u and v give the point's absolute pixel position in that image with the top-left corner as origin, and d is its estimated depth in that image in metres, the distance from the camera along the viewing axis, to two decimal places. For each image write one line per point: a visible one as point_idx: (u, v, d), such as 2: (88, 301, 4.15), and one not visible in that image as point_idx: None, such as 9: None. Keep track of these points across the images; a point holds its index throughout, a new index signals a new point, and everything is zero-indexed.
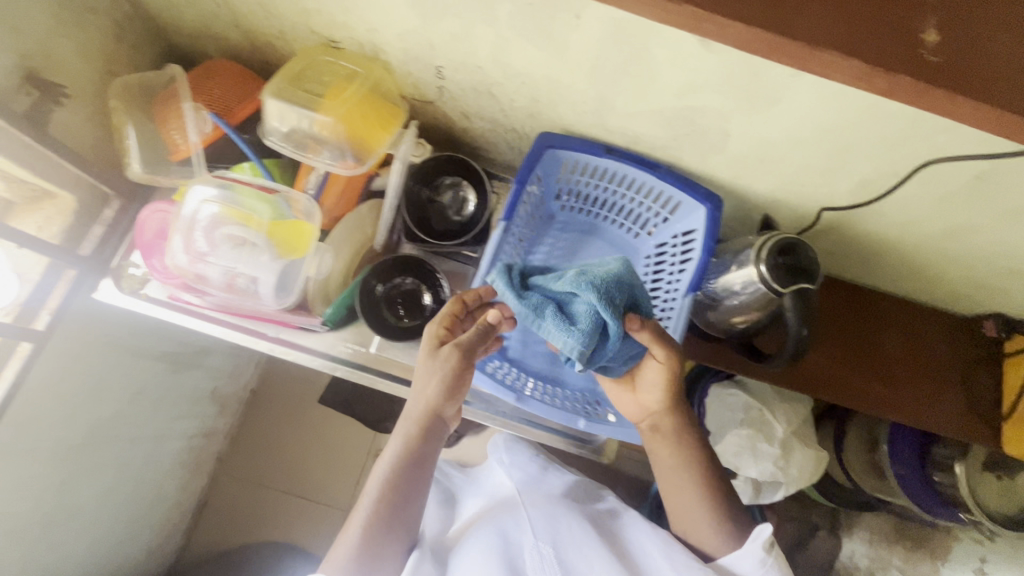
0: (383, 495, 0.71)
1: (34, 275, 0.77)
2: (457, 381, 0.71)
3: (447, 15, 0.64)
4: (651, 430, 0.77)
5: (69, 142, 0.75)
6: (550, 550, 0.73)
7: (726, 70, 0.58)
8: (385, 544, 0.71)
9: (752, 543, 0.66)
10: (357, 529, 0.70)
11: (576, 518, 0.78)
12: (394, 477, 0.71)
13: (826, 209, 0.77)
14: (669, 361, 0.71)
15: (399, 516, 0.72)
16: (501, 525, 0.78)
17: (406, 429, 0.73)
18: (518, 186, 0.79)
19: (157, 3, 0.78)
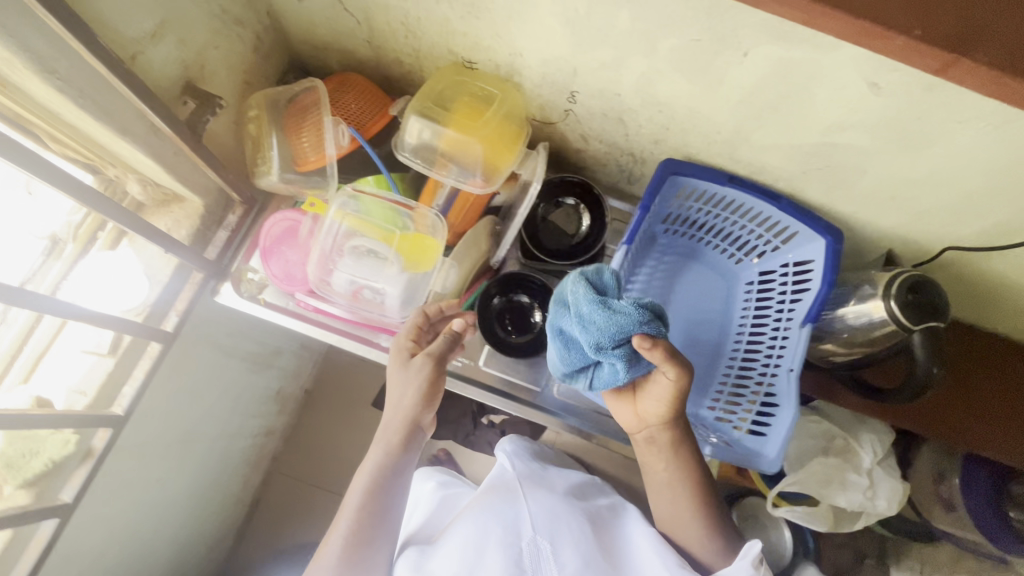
0: (364, 505, 0.70)
1: (164, 277, 0.80)
2: (432, 389, 0.73)
3: (604, 44, 0.65)
4: (646, 441, 0.75)
5: (215, 148, 0.77)
6: (547, 544, 0.68)
7: (888, 112, 0.59)
8: (367, 555, 0.69)
9: (741, 561, 0.64)
10: (339, 538, 0.69)
11: (578, 516, 0.74)
12: (377, 485, 0.71)
13: (950, 249, 0.77)
14: (679, 379, 0.66)
15: (380, 528, 0.70)
16: (501, 517, 0.72)
17: (386, 438, 0.73)
18: (642, 212, 0.81)
19: (297, 17, 0.80)
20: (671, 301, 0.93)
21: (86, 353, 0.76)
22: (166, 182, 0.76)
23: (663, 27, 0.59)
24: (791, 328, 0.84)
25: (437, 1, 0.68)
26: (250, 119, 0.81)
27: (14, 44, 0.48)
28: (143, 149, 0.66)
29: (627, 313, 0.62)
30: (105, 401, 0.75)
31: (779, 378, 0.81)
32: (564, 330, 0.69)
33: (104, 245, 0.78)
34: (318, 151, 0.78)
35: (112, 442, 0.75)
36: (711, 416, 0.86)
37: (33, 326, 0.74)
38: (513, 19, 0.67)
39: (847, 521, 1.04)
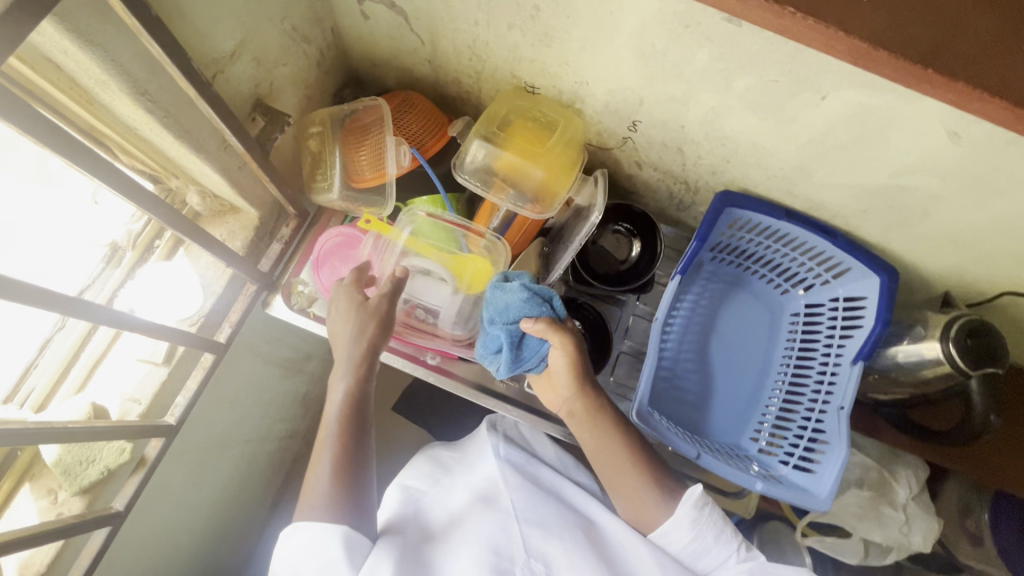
0: (340, 438, 0.68)
1: (218, 287, 0.79)
2: (381, 314, 0.72)
3: (676, 79, 0.65)
4: (569, 417, 0.75)
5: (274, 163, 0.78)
6: (540, 566, 0.67)
7: (966, 161, 0.59)
8: (357, 485, 0.66)
9: (684, 505, 0.67)
10: (325, 471, 0.66)
11: (567, 520, 0.72)
12: (347, 416, 0.69)
13: (1008, 293, 0.76)
14: (567, 345, 0.70)
15: (361, 458, 0.68)
16: (489, 537, 0.68)
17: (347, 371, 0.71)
18: (697, 244, 0.82)
19: (360, 35, 0.81)
20: (715, 329, 0.93)
21: (140, 361, 0.76)
22: (227, 194, 0.76)
23: (742, 67, 0.59)
24: (840, 364, 0.84)
25: (508, 28, 0.69)
26: (312, 135, 0.81)
27: (111, 66, 0.48)
28: (213, 164, 0.66)
29: (516, 291, 0.69)
30: (158, 410, 0.75)
31: (826, 415, 0.82)
32: (482, 314, 0.75)
33: (161, 255, 0.78)
34: (377, 170, 0.78)
35: (164, 451, 0.74)
36: (754, 447, 0.87)
37: (90, 333, 0.75)
38: (585, 49, 0.67)
39: (877, 555, 1.03)
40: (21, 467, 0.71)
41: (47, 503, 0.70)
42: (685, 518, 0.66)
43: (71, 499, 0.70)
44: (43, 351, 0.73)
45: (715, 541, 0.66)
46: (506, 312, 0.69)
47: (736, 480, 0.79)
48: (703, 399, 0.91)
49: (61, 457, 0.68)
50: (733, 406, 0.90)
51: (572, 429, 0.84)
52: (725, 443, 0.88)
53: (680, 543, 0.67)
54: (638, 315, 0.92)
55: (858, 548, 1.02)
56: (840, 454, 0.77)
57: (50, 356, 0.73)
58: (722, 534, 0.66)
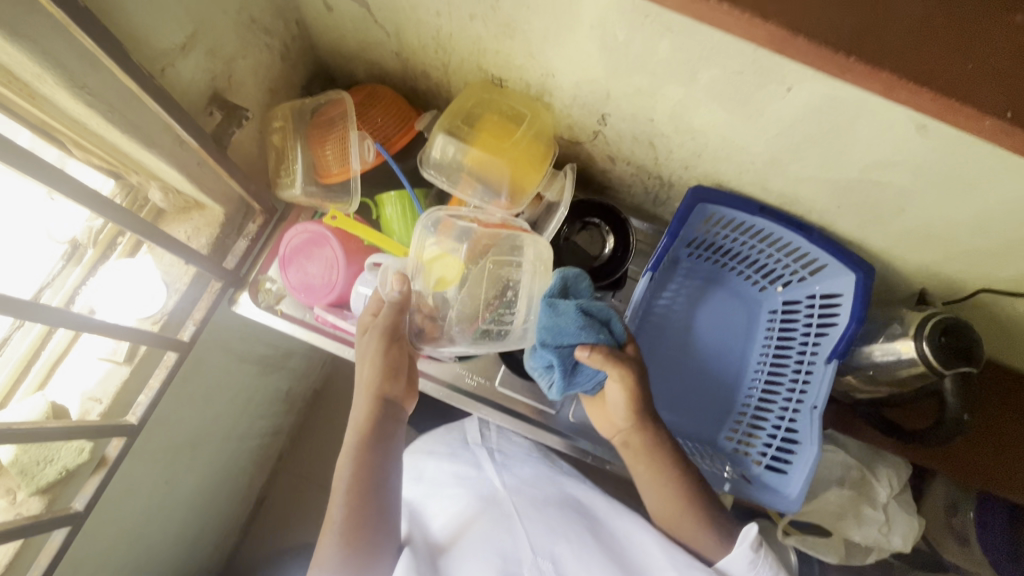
0: (351, 490, 0.65)
1: (181, 284, 0.78)
2: (393, 363, 0.72)
3: (641, 71, 0.64)
4: (621, 446, 0.75)
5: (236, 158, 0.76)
6: (549, 565, 0.66)
7: (936, 155, 0.57)
8: (369, 538, 0.65)
9: (741, 546, 0.65)
10: (337, 525, 0.64)
11: (574, 523, 0.72)
12: (361, 470, 0.67)
13: (986, 291, 0.74)
14: (627, 378, 0.70)
15: (376, 513, 0.66)
16: (496, 542, 0.68)
17: (357, 418, 0.70)
18: (668, 240, 0.80)
19: (325, 27, 0.79)
20: (692, 327, 0.91)
21: (101, 360, 0.75)
22: (188, 191, 0.75)
23: (705, 58, 0.57)
24: (815, 361, 0.82)
25: (470, 19, 0.67)
26: (275, 129, 0.80)
27: (44, 59, 0.47)
28: (168, 160, 0.65)
29: (570, 316, 0.68)
30: (120, 410, 0.74)
31: (800, 414, 0.81)
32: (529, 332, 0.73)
33: (123, 252, 0.77)
34: (342, 164, 0.77)
35: (126, 450, 0.74)
36: (728, 447, 0.86)
37: (51, 331, 0.74)
38: (548, 40, 0.65)
39: (858, 555, 1.01)
40: None
41: (5, 503, 0.68)
42: (742, 558, 0.64)
43: (29, 499, 0.69)
44: (2, 349, 0.72)
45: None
46: (565, 335, 0.68)
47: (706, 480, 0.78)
48: (679, 399, 0.89)
49: (17, 456, 0.67)
50: (708, 405, 0.89)
51: (543, 429, 0.83)
52: (700, 442, 0.88)
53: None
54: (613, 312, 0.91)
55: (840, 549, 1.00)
56: (811, 454, 0.75)
57: (10, 353, 0.72)
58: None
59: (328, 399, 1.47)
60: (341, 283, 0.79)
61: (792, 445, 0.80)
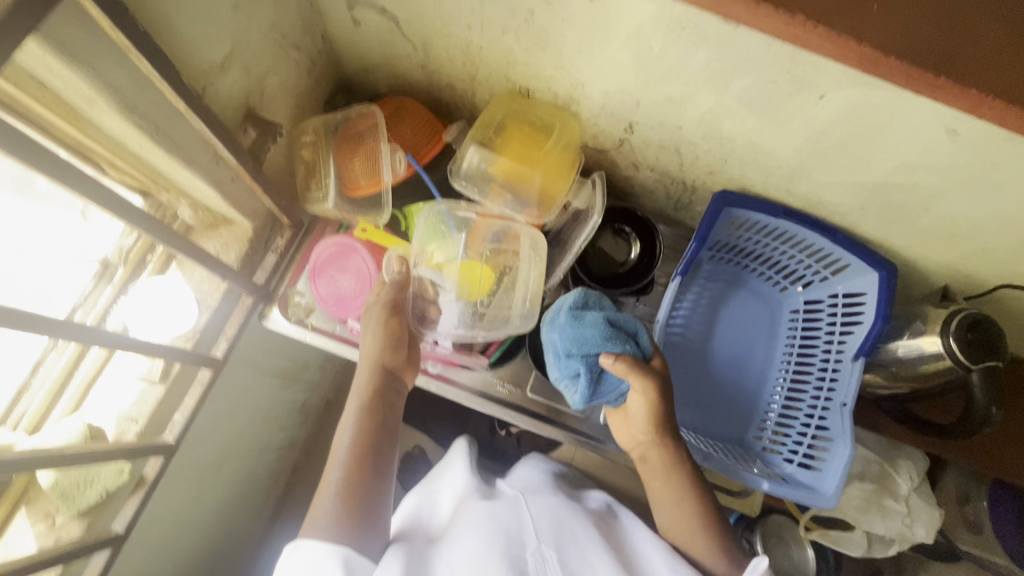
0: (349, 456, 0.67)
1: (213, 301, 0.78)
2: (394, 335, 0.74)
3: (673, 80, 0.65)
4: (640, 461, 0.74)
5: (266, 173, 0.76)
6: (552, 552, 0.61)
7: (965, 158, 0.58)
8: (364, 500, 0.64)
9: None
10: (334, 490, 0.64)
11: (583, 522, 0.68)
12: (361, 436, 0.68)
13: (1006, 286, 0.76)
14: (649, 390, 0.70)
15: (371, 479, 0.66)
16: (500, 524, 0.64)
17: (358, 388, 0.72)
18: (696, 245, 0.82)
19: (351, 41, 0.80)
20: (717, 328, 0.92)
21: (135, 379, 0.74)
22: (220, 207, 0.75)
23: (740, 68, 0.59)
24: (841, 360, 0.84)
25: (502, 32, 0.68)
26: (304, 144, 0.81)
27: (98, 83, 0.47)
28: (205, 178, 0.65)
29: (595, 325, 0.71)
30: (155, 429, 0.74)
31: (829, 413, 0.82)
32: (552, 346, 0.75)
33: (154, 270, 0.77)
34: (372, 177, 0.77)
35: (163, 469, 0.73)
36: (757, 446, 0.88)
37: (83, 352, 0.74)
38: (581, 52, 0.66)
39: (881, 547, 1.03)
40: (15, 492, 0.69)
41: (44, 527, 0.68)
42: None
43: (69, 522, 0.68)
44: (36, 373, 0.72)
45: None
46: (589, 342, 0.70)
47: (741, 479, 0.79)
48: (707, 400, 0.90)
49: (58, 480, 0.67)
50: (736, 405, 0.90)
51: (574, 433, 0.84)
52: (730, 443, 0.89)
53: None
54: (641, 317, 0.92)
55: (862, 541, 1.02)
56: (844, 451, 0.77)
57: (43, 377, 0.72)
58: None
59: (342, 409, 1.46)
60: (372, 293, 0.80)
61: (825, 442, 0.81)
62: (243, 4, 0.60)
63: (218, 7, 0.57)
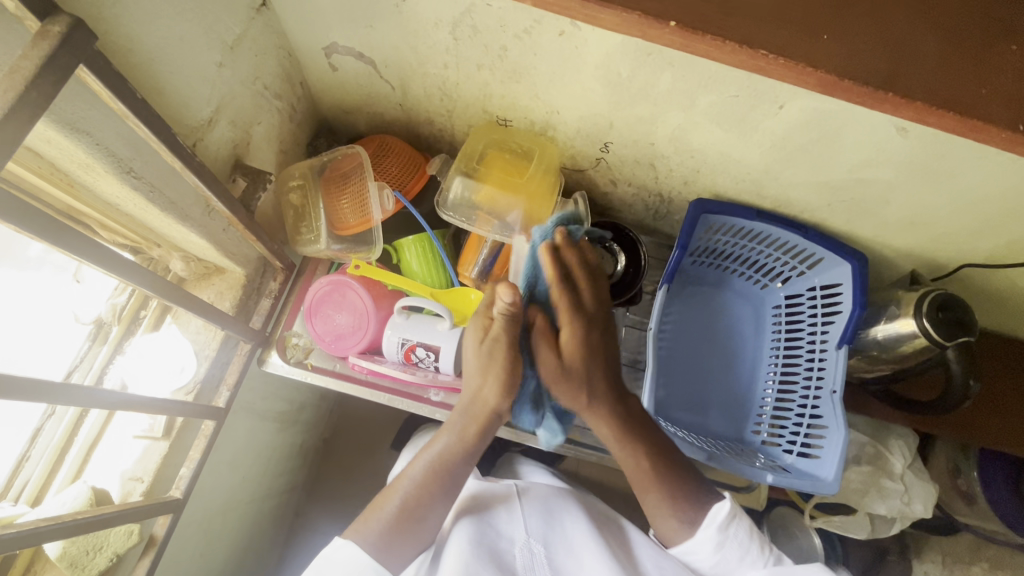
0: (422, 483, 0.68)
1: (211, 351, 0.78)
2: (515, 381, 0.69)
3: (643, 101, 0.69)
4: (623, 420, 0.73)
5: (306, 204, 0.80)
6: (540, 547, 0.70)
7: (917, 153, 0.63)
8: (424, 524, 0.66)
9: (708, 528, 0.66)
10: (389, 510, 0.66)
11: (572, 514, 0.76)
12: (438, 468, 0.69)
13: (968, 265, 0.81)
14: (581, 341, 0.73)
15: (434, 508, 0.67)
16: (493, 518, 0.73)
17: (459, 425, 0.71)
18: (679, 252, 0.85)
19: (329, 86, 0.82)
20: (707, 330, 0.96)
21: (138, 437, 0.74)
22: (212, 257, 0.75)
23: (704, 85, 0.63)
24: (826, 349, 0.87)
25: (477, 68, 0.71)
26: (292, 188, 0.82)
27: (97, 151, 0.48)
28: (198, 231, 0.66)
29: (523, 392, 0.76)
30: (162, 486, 0.73)
31: (822, 400, 0.85)
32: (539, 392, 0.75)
33: (149, 325, 0.77)
34: (361, 216, 0.79)
35: (173, 527, 0.72)
36: (757, 440, 0.91)
37: (82, 415, 0.73)
38: (554, 82, 0.70)
39: (884, 528, 1.05)
40: (21, 566, 0.68)
41: None
42: (709, 541, 0.66)
43: None
44: (34, 441, 0.71)
45: (739, 561, 0.66)
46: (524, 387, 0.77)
47: (746, 475, 0.82)
48: (704, 401, 0.93)
49: (66, 549, 0.65)
50: (732, 402, 0.93)
51: (580, 446, 0.84)
52: (730, 440, 0.91)
53: (704, 563, 0.68)
54: (633, 326, 0.95)
55: (866, 524, 1.04)
56: (839, 437, 0.80)
57: (42, 446, 0.71)
58: (747, 555, 0.66)
59: (341, 446, 1.44)
60: (372, 328, 0.82)
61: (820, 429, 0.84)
62: (226, 61, 0.62)
63: (204, 67, 0.59)
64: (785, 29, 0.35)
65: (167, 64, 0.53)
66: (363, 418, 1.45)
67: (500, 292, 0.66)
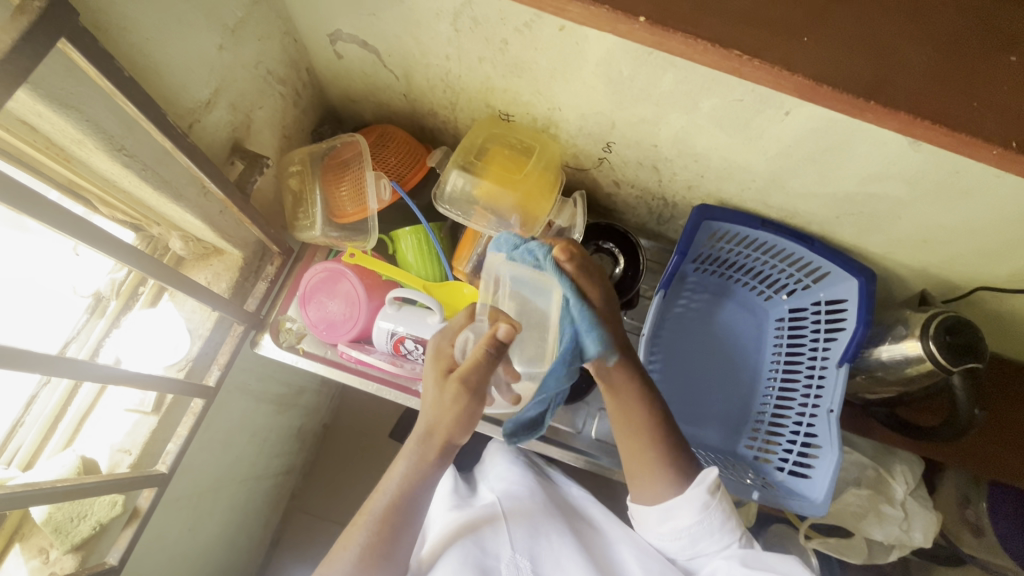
0: (385, 520, 0.65)
1: (204, 330, 0.79)
2: (468, 416, 0.61)
3: (645, 102, 0.66)
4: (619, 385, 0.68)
5: (330, 211, 0.81)
6: (526, 562, 0.69)
7: (928, 169, 0.60)
8: (386, 562, 0.65)
9: (696, 487, 0.66)
10: (355, 548, 0.64)
11: (557, 525, 0.74)
12: (400, 499, 0.65)
13: (983, 288, 0.77)
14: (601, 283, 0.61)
15: (401, 539, 0.66)
16: (478, 537, 0.71)
17: (414, 450, 0.65)
18: (678, 258, 0.83)
19: (335, 74, 0.83)
20: (705, 339, 0.94)
21: (128, 411, 0.75)
22: (210, 238, 0.76)
23: (706, 89, 0.60)
24: (827, 367, 0.85)
25: (479, 61, 0.70)
26: (292, 173, 0.83)
27: (87, 127, 0.49)
28: (194, 211, 0.67)
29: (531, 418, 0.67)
30: (149, 460, 0.74)
31: (817, 419, 0.83)
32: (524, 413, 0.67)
33: (146, 302, 0.79)
34: (358, 205, 0.79)
35: (157, 501, 0.73)
36: (749, 455, 0.89)
37: (76, 386, 0.75)
38: (555, 78, 0.68)
39: (881, 554, 1.00)
40: (9, 529, 0.70)
41: (39, 562, 0.69)
42: (696, 499, 0.65)
43: (63, 557, 0.69)
44: (28, 409, 0.73)
45: (719, 527, 0.66)
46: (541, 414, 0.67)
47: (731, 490, 0.80)
48: (698, 412, 0.91)
49: (51, 515, 0.68)
50: (726, 415, 0.91)
51: (566, 449, 0.84)
52: (721, 453, 0.90)
53: (685, 524, 0.66)
54: (629, 331, 0.93)
55: (862, 548, 0.99)
56: (832, 458, 0.77)
57: (36, 413, 0.73)
58: (727, 521, 0.66)
59: (342, 433, 1.45)
60: (363, 317, 0.82)
61: (812, 449, 0.82)
62: (227, 44, 0.63)
63: (203, 48, 0.59)
64: (766, 30, 0.35)
65: (160, 45, 0.53)
66: (363, 405, 1.46)
67: (503, 327, 0.56)
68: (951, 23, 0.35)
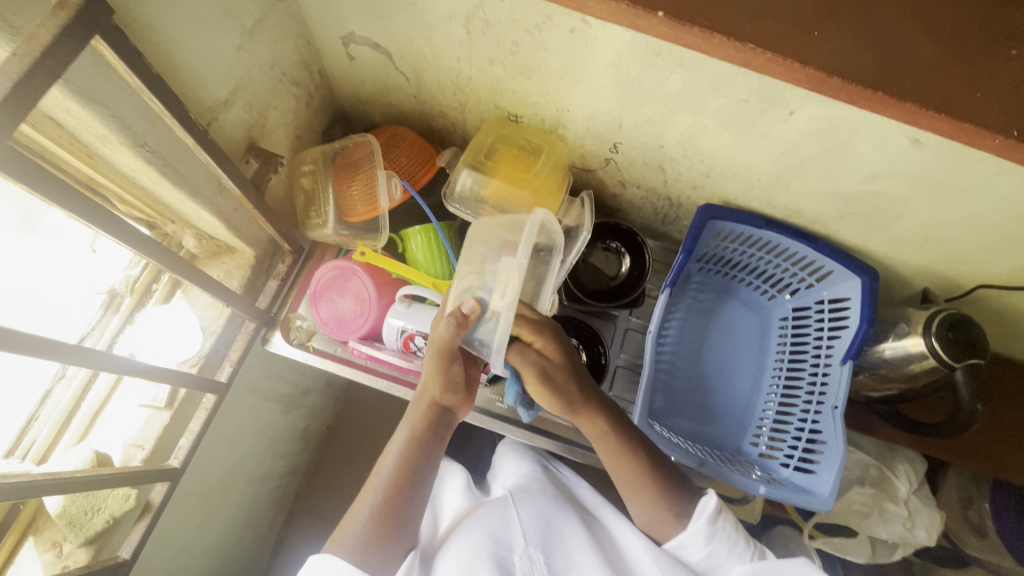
0: (390, 483, 0.68)
1: (217, 327, 0.80)
2: (452, 377, 0.71)
3: (652, 102, 0.68)
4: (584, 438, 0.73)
5: (341, 210, 0.82)
6: (540, 554, 0.68)
7: (929, 167, 0.61)
8: (397, 534, 0.67)
9: (697, 520, 0.67)
10: (367, 513, 0.67)
11: (570, 521, 0.74)
12: (405, 465, 0.70)
13: (984, 286, 0.79)
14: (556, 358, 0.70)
15: (409, 507, 0.68)
16: (491, 528, 0.70)
17: (410, 417, 0.73)
18: (683, 256, 0.84)
19: (347, 76, 0.84)
20: (709, 338, 0.95)
21: (142, 406, 0.76)
22: (223, 236, 0.77)
23: (713, 89, 0.62)
24: (832, 364, 0.86)
25: (489, 63, 0.72)
26: (304, 173, 0.84)
27: (113, 122, 0.51)
28: (209, 208, 0.68)
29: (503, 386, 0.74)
30: (161, 455, 0.75)
31: (822, 416, 0.84)
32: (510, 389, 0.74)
33: (160, 298, 0.80)
34: (369, 203, 0.80)
35: (169, 494, 0.73)
36: (755, 452, 0.90)
37: (90, 382, 0.76)
38: (564, 79, 0.70)
39: (885, 552, 1.00)
40: (24, 522, 0.71)
41: (52, 556, 0.69)
42: (699, 533, 0.66)
43: (76, 551, 0.69)
44: (43, 404, 0.74)
45: (729, 554, 0.66)
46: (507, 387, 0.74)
47: (738, 485, 0.81)
48: (703, 409, 0.92)
49: (65, 507, 0.68)
50: (731, 412, 0.92)
51: (572, 444, 0.85)
52: (726, 450, 0.91)
53: (695, 557, 0.67)
54: (634, 329, 0.94)
55: (867, 547, 0.99)
56: (838, 452, 0.78)
57: (50, 408, 0.73)
58: (734, 548, 0.66)
59: (347, 434, 1.45)
60: (372, 314, 0.83)
61: (818, 444, 0.83)
62: (245, 45, 0.65)
63: (222, 49, 0.61)
64: (780, 26, 0.36)
65: (182, 45, 0.55)
66: (368, 407, 1.46)
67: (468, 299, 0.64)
68: (954, 20, 0.37)
